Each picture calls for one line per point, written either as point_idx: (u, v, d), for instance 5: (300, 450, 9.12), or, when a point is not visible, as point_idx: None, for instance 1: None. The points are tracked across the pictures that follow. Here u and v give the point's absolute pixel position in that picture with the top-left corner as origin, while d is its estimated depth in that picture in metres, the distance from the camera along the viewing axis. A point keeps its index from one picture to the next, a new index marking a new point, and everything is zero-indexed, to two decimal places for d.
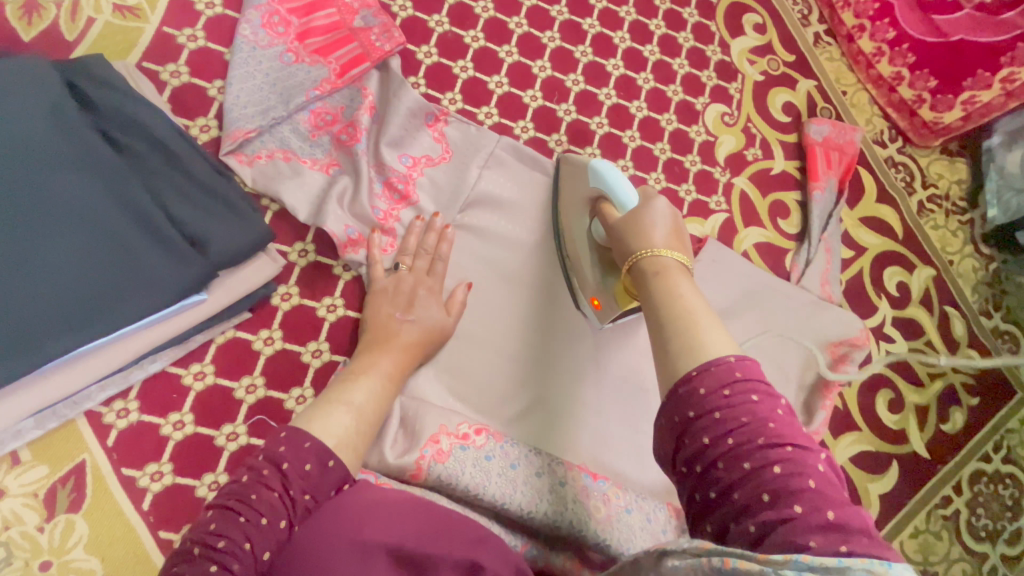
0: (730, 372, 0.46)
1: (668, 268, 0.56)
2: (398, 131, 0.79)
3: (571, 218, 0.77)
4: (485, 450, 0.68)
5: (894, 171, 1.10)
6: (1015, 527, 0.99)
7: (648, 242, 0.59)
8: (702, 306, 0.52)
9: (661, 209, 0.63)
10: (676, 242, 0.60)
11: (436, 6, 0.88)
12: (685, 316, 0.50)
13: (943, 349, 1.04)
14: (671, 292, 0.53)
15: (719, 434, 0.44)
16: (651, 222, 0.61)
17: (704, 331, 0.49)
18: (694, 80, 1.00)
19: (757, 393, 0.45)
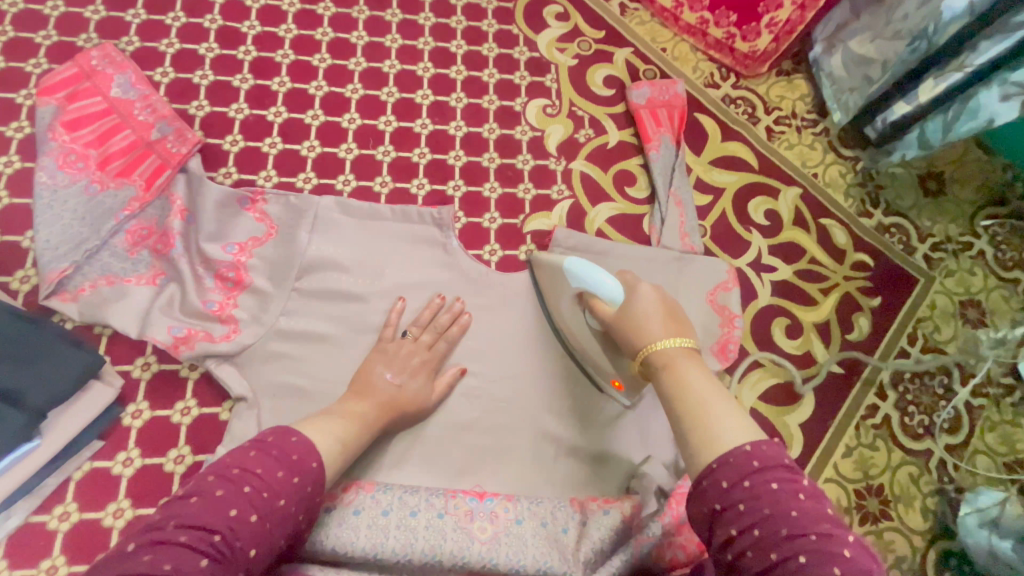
0: (747, 460, 0.48)
1: (670, 355, 0.60)
2: (213, 223, 0.82)
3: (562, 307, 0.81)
4: (353, 505, 0.68)
5: (733, 106, 1.12)
6: (953, 414, 0.98)
7: (644, 334, 0.63)
8: (711, 394, 0.55)
9: (649, 297, 0.66)
10: (674, 327, 0.63)
11: (233, 96, 0.92)
12: (695, 407, 0.54)
13: (830, 261, 1.04)
14: (680, 381, 0.57)
15: (733, 499, 0.47)
16: (640, 314, 0.64)
17: (717, 419, 0.52)
18: (507, 84, 1.03)
19: (776, 479, 0.47)
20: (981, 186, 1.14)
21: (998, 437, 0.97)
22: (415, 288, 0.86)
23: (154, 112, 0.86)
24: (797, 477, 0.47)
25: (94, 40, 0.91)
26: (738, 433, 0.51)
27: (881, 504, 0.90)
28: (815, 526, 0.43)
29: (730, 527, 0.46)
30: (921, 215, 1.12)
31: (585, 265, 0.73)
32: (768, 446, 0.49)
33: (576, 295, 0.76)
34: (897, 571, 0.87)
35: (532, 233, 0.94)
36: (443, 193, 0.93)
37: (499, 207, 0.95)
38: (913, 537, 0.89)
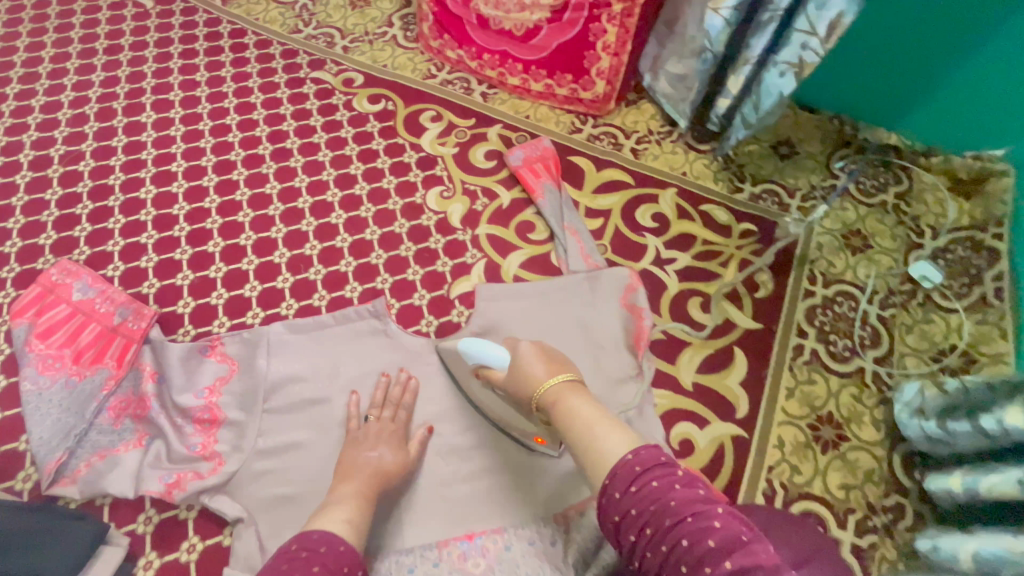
0: (631, 468, 0.56)
1: (557, 391, 0.71)
2: (181, 377, 0.93)
3: (472, 385, 0.90)
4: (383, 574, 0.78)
5: (598, 141, 1.32)
6: (870, 330, 1.09)
7: (531, 378, 0.74)
8: (594, 414, 0.65)
9: (528, 348, 0.78)
10: (554, 369, 0.74)
11: (177, 268, 1.07)
12: (583, 432, 0.63)
13: (720, 237, 1.19)
14: (568, 413, 0.67)
15: (625, 507, 0.55)
16: (525, 364, 0.76)
17: (602, 436, 0.61)
18: (405, 184, 1.21)
19: (657, 478, 0.55)
20: (824, 137, 1.33)
21: (916, 336, 1.08)
22: (368, 375, 0.97)
23: (113, 302, 0.99)
24: (673, 470, 0.56)
25: (52, 260, 1.08)
26: (621, 446, 0.59)
27: (835, 429, 0.98)
28: (690, 508, 0.52)
29: (631, 534, 0.54)
30: (784, 176, 1.29)
31: (480, 343, 0.85)
32: (646, 449, 0.58)
33: (476, 371, 0.87)
34: (871, 485, 0.93)
35: (459, 297, 1.08)
36: (375, 288, 1.07)
37: (425, 284, 1.08)
38: (873, 449, 0.96)
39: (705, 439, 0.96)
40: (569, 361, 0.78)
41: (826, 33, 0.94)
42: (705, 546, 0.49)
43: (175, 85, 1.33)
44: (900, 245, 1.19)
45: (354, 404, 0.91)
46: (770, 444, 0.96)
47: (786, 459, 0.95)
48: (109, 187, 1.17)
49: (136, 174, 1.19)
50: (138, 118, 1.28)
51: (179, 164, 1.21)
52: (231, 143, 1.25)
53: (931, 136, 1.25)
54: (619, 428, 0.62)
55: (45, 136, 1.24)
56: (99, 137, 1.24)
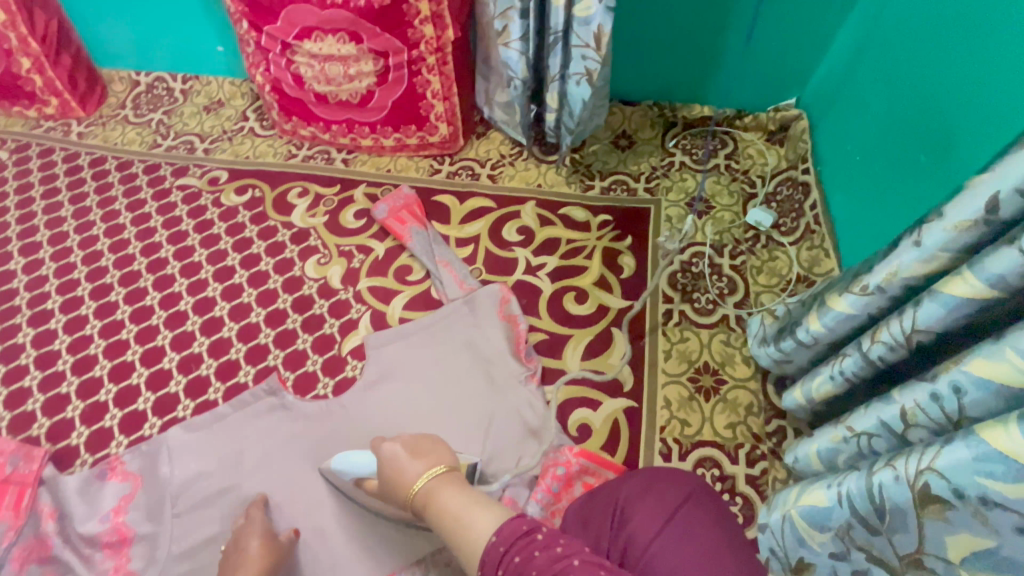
0: (496, 548, 0.64)
1: (430, 489, 0.78)
2: (82, 507, 0.93)
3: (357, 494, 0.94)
4: None
5: (458, 176, 1.42)
6: (726, 279, 1.21)
7: (407, 480, 0.80)
8: (463, 501, 0.73)
9: (395, 450, 0.84)
10: (422, 463, 0.81)
11: (66, 401, 1.08)
12: (453, 525, 0.70)
13: (582, 233, 1.30)
14: (441, 507, 0.74)
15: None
16: (396, 465, 0.82)
17: (469, 525, 0.69)
18: (283, 262, 1.27)
19: (518, 553, 0.62)
20: (654, 122, 1.48)
21: (766, 275, 1.21)
22: (273, 451, 1.00)
23: (0, 453, 0.96)
24: (532, 535, 0.63)
25: None
26: (487, 527, 0.68)
27: (713, 376, 1.07)
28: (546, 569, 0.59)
29: None
30: (627, 164, 1.43)
31: (349, 458, 0.91)
32: (507, 525, 0.65)
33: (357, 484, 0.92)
34: (753, 417, 1.02)
35: (351, 351, 1.13)
36: (268, 366, 1.11)
37: (316, 349, 1.13)
38: (749, 385, 1.05)
39: (600, 420, 1.02)
40: (440, 447, 0.85)
41: (596, 45, 1.09)
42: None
43: (41, 226, 1.35)
44: (737, 200, 1.34)
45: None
46: (658, 406, 1.03)
47: (675, 416, 1.02)
48: None
49: (12, 320, 1.19)
50: (6, 266, 1.28)
51: (54, 299, 1.22)
52: (104, 266, 1.27)
53: (735, 100, 1.44)
54: (486, 513, 0.70)
55: None
56: None
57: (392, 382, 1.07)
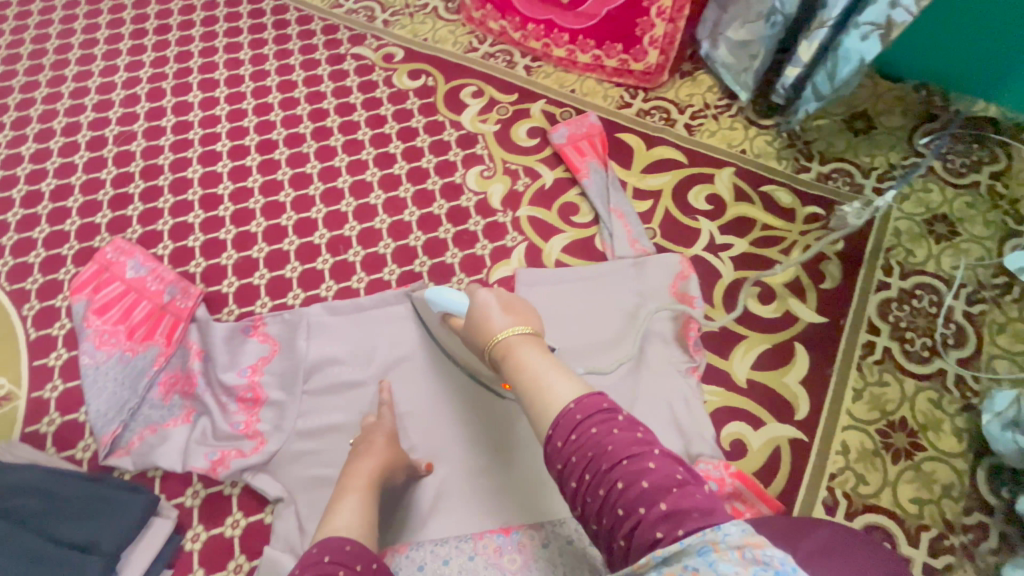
0: (572, 416, 0.55)
1: (513, 342, 0.66)
2: (225, 356, 0.94)
3: (442, 333, 0.92)
4: (418, 561, 0.78)
5: (649, 117, 1.23)
6: (954, 327, 0.97)
7: (491, 328, 0.69)
8: (550, 366, 0.62)
9: (488, 297, 0.74)
10: (515, 318, 0.70)
11: (222, 248, 1.08)
12: (529, 385, 0.60)
13: (783, 222, 1.09)
14: (520, 363, 0.63)
15: (566, 456, 0.54)
16: (484, 310, 0.72)
17: (548, 386, 0.59)
18: (445, 164, 1.17)
19: (596, 424, 0.54)
20: (906, 110, 1.19)
21: (1010, 337, 0.96)
22: (405, 360, 0.96)
23: (162, 280, 1.02)
24: (615, 414, 0.55)
25: (107, 239, 1.10)
26: (567, 394, 0.57)
27: (909, 437, 0.89)
28: (625, 451, 0.52)
29: (571, 479, 0.53)
30: (859, 153, 1.16)
31: (440, 290, 0.83)
32: (589, 395, 0.56)
33: (444, 322, 0.88)
34: (949, 500, 0.84)
35: (498, 281, 1.04)
36: (413, 271, 1.05)
37: (463, 268, 1.05)
38: (954, 461, 0.87)
39: (758, 442, 0.89)
40: (529, 311, 0.73)
41: None
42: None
43: (220, 64, 1.33)
44: (992, 234, 1.06)
45: (386, 392, 0.90)
46: (833, 450, 0.88)
47: (850, 467, 0.87)
48: (158, 166, 1.18)
49: (184, 153, 1.20)
50: (185, 97, 1.28)
51: (223, 143, 1.21)
52: (273, 122, 1.24)
53: None
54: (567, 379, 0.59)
55: (99, 116, 1.25)
56: (149, 117, 1.25)
57: None
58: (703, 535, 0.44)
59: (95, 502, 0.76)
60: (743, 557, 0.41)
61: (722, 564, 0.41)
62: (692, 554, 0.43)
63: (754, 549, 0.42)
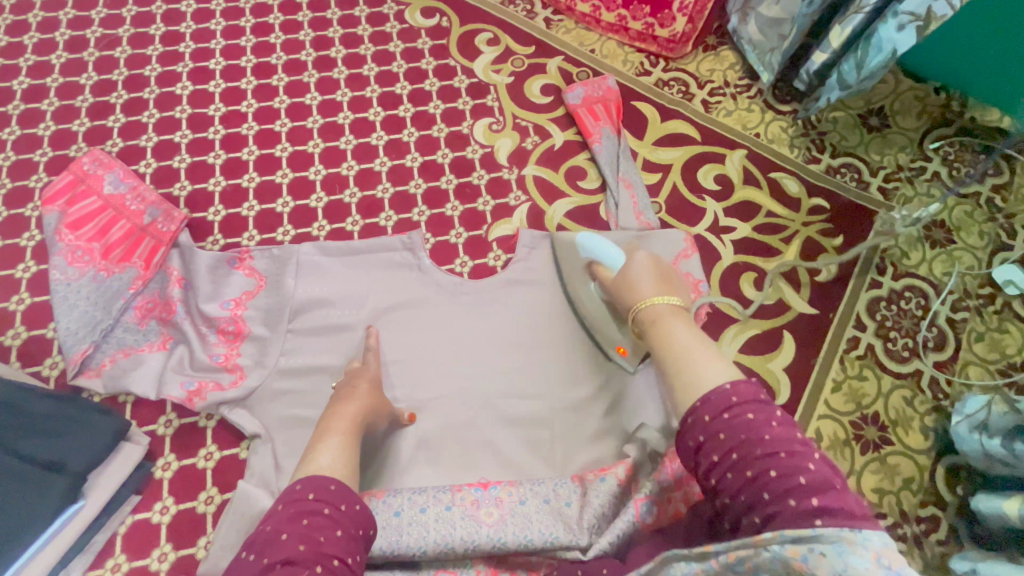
0: (726, 397, 0.53)
1: (661, 312, 0.68)
2: (208, 286, 0.91)
3: (576, 285, 0.92)
4: (394, 507, 0.74)
5: (668, 88, 1.19)
6: (936, 331, 1.00)
7: (638, 295, 0.72)
8: (694, 342, 0.61)
9: (644, 261, 0.78)
10: (664, 289, 0.72)
11: (209, 173, 1.03)
12: (680, 353, 0.60)
13: (787, 211, 1.09)
14: (665, 335, 0.64)
15: (713, 432, 0.52)
16: (638, 277, 0.75)
17: (695, 362, 0.58)
18: (452, 111, 1.12)
19: (752, 411, 0.52)
20: (922, 113, 1.18)
21: (986, 346, 0.99)
22: (396, 309, 0.93)
23: (144, 200, 0.96)
24: (771, 408, 0.53)
25: (84, 149, 1.03)
26: (718, 375, 0.56)
27: (880, 431, 0.92)
28: (785, 445, 0.50)
29: (712, 454, 0.52)
30: (870, 150, 1.16)
31: (595, 239, 0.85)
32: (742, 383, 0.54)
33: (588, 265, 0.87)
34: (908, 493, 0.88)
35: (498, 239, 1.02)
36: (411, 219, 1.02)
37: (463, 222, 1.02)
38: (918, 457, 0.90)
39: None
40: (680, 286, 0.75)
41: None
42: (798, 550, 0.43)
43: None
44: (985, 245, 1.07)
45: (373, 339, 0.88)
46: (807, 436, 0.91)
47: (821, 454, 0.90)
48: (144, 78, 1.10)
49: (174, 67, 1.12)
50: (177, 7, 1.18)
51: (217, 61, 1.13)
52: (272, 45, 1.16)
53: None
54: (707, 359, 0.58)
55: (80, 16, 1.16)
56: (137, 23, 1.16)
57: (530, 291, 0.96)
58: (839, 530, 0.43)
59: (58, 420, 0.72)
60: (878, 563, 0.41)
61: (853, 558, 0.41)
62: (824, 543, 0.43)
63: (889, 559, 0.41)
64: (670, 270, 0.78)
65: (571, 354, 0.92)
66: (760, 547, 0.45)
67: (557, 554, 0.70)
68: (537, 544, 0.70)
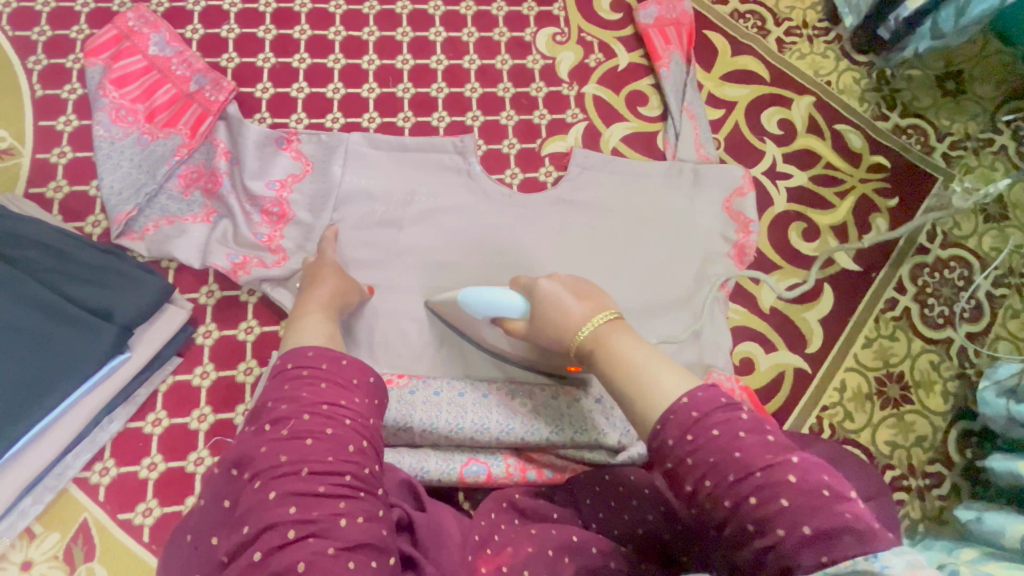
0: (687, 414, 0.49)
1: (596, 332, 0.61)
2: (255, 162, 0.88)
3: (484, 335, 0.79)
4: (434, 388, 0.78)
5: (743, 20, 1.12)
6: (973, 303, 1.00)
7: (566, 320, 0.64)
8: (641, 357, 0.56)
9: (549, 286, 0.68)
10: (590, 305, 0.64)
11: (258, 47, 0.98)
12: (632, 381, 0.54)
13: (846, 165, 1.06)
14: (608, 353, 0.58)
15: (680, 453, 0.48)
16: (549, 302, 0.67)
17: (649, 383, 0.53)
18: (516, 16, 1.06)
19: (717, 425, 0.48)
20: (1002, 81, 1.13)
21: (1020, 323, 0.99)
22: (442, 212, 0.92)
23: (190, 67, 0.92)
24: (736, 413, 0.49)
25: (127, 5, 0.96)
26: (673, 388, 0.52)
27: (902, 389, 0.94)
28: (760, 460, 0.45)
29: (669, 438, 0.49)
30: (941, 114, 1.11)
31: (479, 293, 0.74)
32: (705, 390, 0.50)
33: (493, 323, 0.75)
34: (919, 449, 0.91)
35: (550, 155, 0.99)
36: (463, 123, 0.98)
37: (516, 133, 0.99)
38: (934, 418, 0.92)
39: (767, 364, 0.93)
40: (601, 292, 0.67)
41: None
42: (777, 504, 0.43)
43: None
44: None
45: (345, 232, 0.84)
46: (832, 386, 0.93)
47: (842, 403, 0.92)
48: None
49: None
50: None
51: None
52: None
53: None
54: (667, 374, 0.53)
55: None
56: None
57: (577, 212, 0.95)
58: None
59: (107, 272, 0.72)
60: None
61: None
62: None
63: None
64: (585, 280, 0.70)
65: (612, 280, 0.91)
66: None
67: (584, 451, 0.76)
68: (566, 437, 0.75)
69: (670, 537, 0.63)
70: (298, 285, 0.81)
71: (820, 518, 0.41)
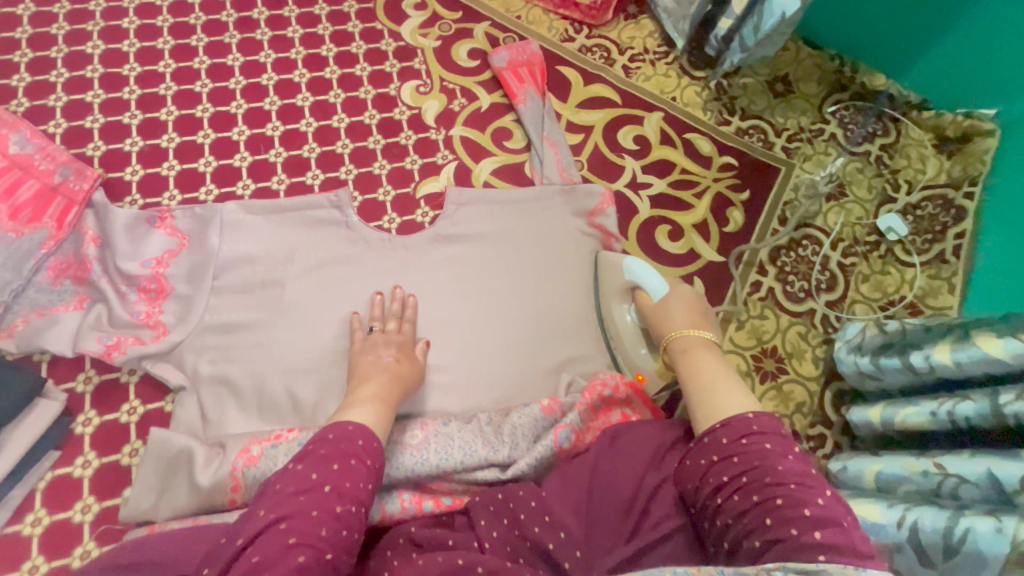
0: (747, 425, 0.61)
1: (693, 350, 0.75)
2: (126, 243, 0.89)
3: (612, 303, 0.93)
4: (297, 439, 0.76)
5: (590, 54, 1.24)
6: (828, 274, 1.10)
7: (670, 325, 0.80)
8: (721, 381, 0.69)
9: (683, 300, 0.82)
10: (696, 324, 0.79)
11: (125, 132, 1.01)
12: (705, 392, 0.68)
13: (699, 168, 1.16)
14: (695, 366, 0.72)
15: (728, 453, 0.60)
16: (676, 310, 0.81)
17: (720, 399, 0.66)
18: (380, 74, 1.13)
19: (769, 442, 0.59)
20: (821, 79, 1.28)
21: (871, 286, 1.10)
22: (323, 264, 0.95)
23: (54, 160, 0.92)
24: (788, 445, 0.59)
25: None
26: (738, 406, 0.65)
27: (777, 363, 1.02)
28: (794, 477, 0.56)
29: (724, 435, 0.61)
30: (775, 113, 1.25)
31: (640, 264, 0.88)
32: (765, 416, 0.62)
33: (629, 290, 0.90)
34: (799, 415, 0.98)
35: (426, 197, 1.05)
36: (337, 178, 1.03)
37: (390, 180, 1.05)
38: (809, 384, 1.00)
39: None
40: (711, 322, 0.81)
41: None
42: (799, 513, 0.53)
43: None
44: (873, 198, 1.18)
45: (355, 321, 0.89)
46: None
47: None
48: (52, 36, 1.06)
49: (83, 26, 1.08)
50: None
51: (131, 21, 1.10)
52: (190, 5, 1.13)
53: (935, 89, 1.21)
54: (731, 389, 0.68)
55: None
56: None
57: (456, 246, 1.00)
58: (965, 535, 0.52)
59: None
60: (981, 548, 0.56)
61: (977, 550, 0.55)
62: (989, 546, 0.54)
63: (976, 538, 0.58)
64: (708, 310, 0.84)
65: (495, 305, 0.96)
66: (762, 570, 0.48)
67: (478, 472, 0.78)
68: (457, 461, 0.78)
69: (553, 545, 0.66)
70: (325, 290, 0.93)
71: (830, 529, 0.51)
